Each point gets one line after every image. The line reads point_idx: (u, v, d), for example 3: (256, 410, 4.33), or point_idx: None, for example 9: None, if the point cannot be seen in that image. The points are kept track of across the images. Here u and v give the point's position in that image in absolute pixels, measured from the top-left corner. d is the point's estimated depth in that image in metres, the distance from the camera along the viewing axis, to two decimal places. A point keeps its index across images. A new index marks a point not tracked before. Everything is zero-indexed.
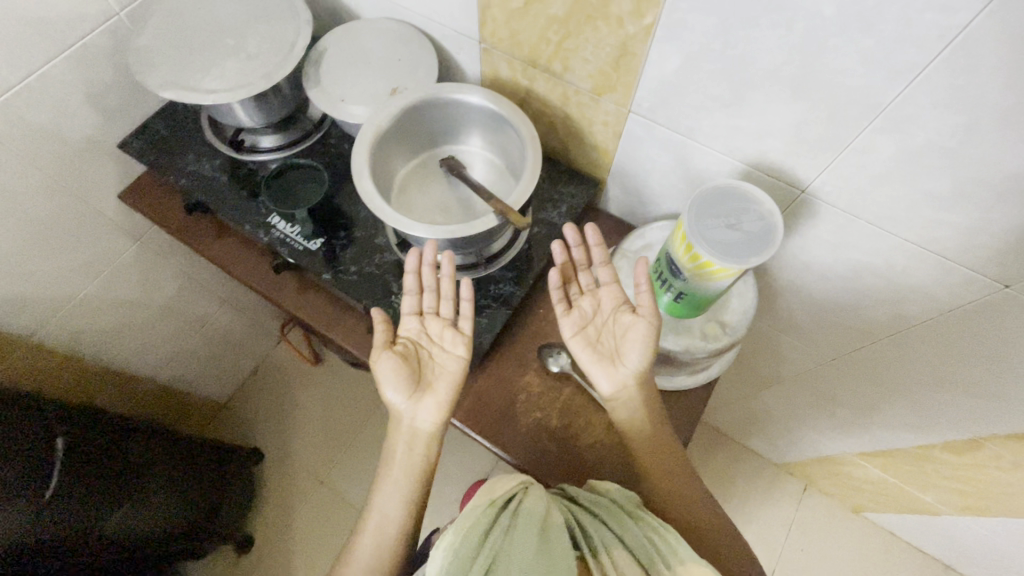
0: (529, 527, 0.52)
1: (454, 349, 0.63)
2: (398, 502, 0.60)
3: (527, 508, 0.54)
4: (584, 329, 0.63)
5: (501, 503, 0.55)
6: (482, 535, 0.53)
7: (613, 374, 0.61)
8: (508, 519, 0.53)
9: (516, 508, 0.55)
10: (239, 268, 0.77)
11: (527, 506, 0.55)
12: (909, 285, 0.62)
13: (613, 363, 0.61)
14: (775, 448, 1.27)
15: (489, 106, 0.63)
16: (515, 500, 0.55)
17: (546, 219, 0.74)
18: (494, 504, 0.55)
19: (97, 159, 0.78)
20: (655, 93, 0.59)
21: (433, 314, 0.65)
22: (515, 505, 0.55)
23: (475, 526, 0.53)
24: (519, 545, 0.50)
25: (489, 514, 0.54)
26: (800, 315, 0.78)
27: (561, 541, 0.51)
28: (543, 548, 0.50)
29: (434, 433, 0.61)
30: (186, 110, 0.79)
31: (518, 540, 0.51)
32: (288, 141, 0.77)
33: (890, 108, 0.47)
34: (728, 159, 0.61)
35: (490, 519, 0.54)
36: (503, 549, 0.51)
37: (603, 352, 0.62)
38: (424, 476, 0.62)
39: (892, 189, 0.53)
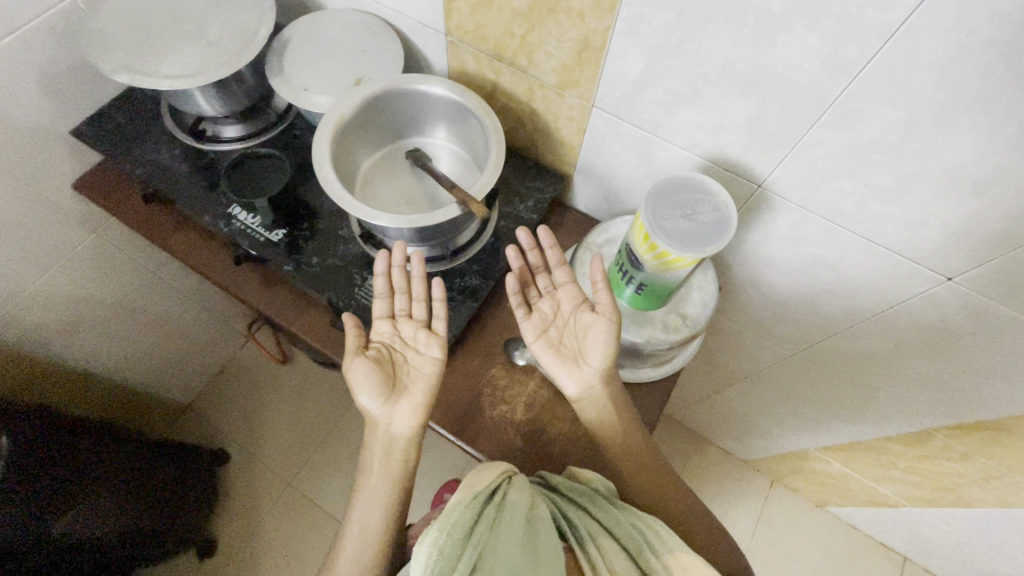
0: (518, 521, 0.51)
1: (428, 351, 0.62)
2: (378, 512, 0.59)
3: (513, 501, 0.52)
4: (545, 332, 0.63)
5: (486, 496, 0.53)
6: (467, 531, 0.50)
7: (578, 374, 0.60)
8: (494, 512, 0.52)
9: (501, 501, 0.53)
10: (199, 260, 0.75)
11: (512, 499, 0.53)
12: (862, 279, 0.64)
13: (578, 363, 0.61)
14: (743, 445, 1.29)
15: (453, 96, 0.63)
16: (499, 493, 0.54)
17: (513, 213, 0.75)
18: (479, 498, 0.52)
19: (49, 147, 0.76)
20: (617, 87, 0.60)
21: (407, 317, 0.64)
22: (500, 498, 0.53)
23: (461, 521, 0.51)
24: (509, 541, 0.49)
25: (474, 507, 0.52)
26: (762, 311, 0.80)
27: (549, 536, 0.51)
28: (532, 543, 0.50)
29: (412, 438, 0.60)
30: (145, 97, 0.77)
31: (507, 536, 0.49)
32: (251, 131, 0.76)
33: (836, 103, 0.49)
34: (688, 154, 0.62)
35: (476, 512, 0.51)
36: (492, 544, 0.49)
37: (567, 353, 0.62)
38: (401, 483, 0.60)
39: (842, 183, 0.55)
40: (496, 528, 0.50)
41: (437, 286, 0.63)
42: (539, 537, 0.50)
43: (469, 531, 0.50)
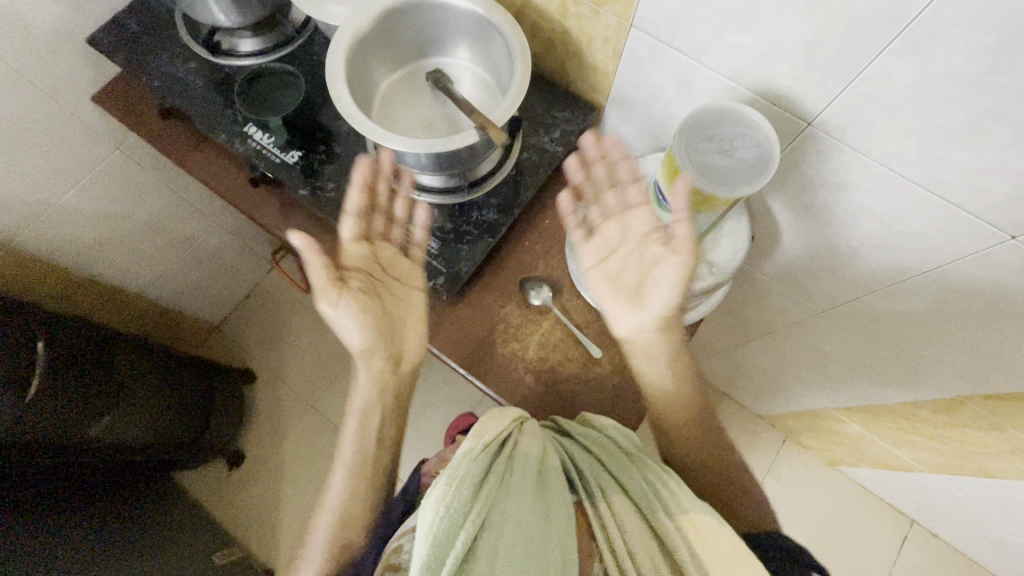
0: (530, 472, 0.51)
1: (412, 281, 0.63)
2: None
3: (524, 451, 0.53)
4: (604, 263, 0.62)
5: (494, 446, 0.53)
6: (478, 483, 0.49)
7: (634, 315, 0.60)
8: (505, 464, 0.52)
9: (512, 451, 0.54)
10: (216, 180, 0.74)
11: (522, 449, 0.54)
12: (910, 233, 0.58)
13: (635, 300, 0.60)
14: (760, 399, 1.27)
15: (477, 9, 0.58)
16: (508, 443, 0.54)
17: (537, 145, 0.70)
18: (488, 447, 0.52)
19: (67, 54, 0.74)
20: (659, 5, 0.54)
21: (389, 246, 0.63)
22: (510, 448, 0.54)
23: (471, 470, 0.50)
24: (522, 491, 0.49)
25: (484, 456, 0.52)
26: (795, 264, 0.75)
27: (558, 488, 0.52)
28: (542, 495, 0.50)
29: (398, 372, 0.62)
30: (159, 5, 0.74)
31: (519, 486, 0.49)
32: (267, 46, 0.72)
33: (912, 25, 0.42)
34: (733, 85, 0.57)
35: (486, 462, 0.51)
36: (502, 496, 0.49)
37: (624, 288, 0.61)
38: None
39: (904, 123, 0.49)
40: (507, 481, 0.50)
41: (422, 214, 0.63)
42: (549, 490, 0.51)
43: (479, 480, 0.49)
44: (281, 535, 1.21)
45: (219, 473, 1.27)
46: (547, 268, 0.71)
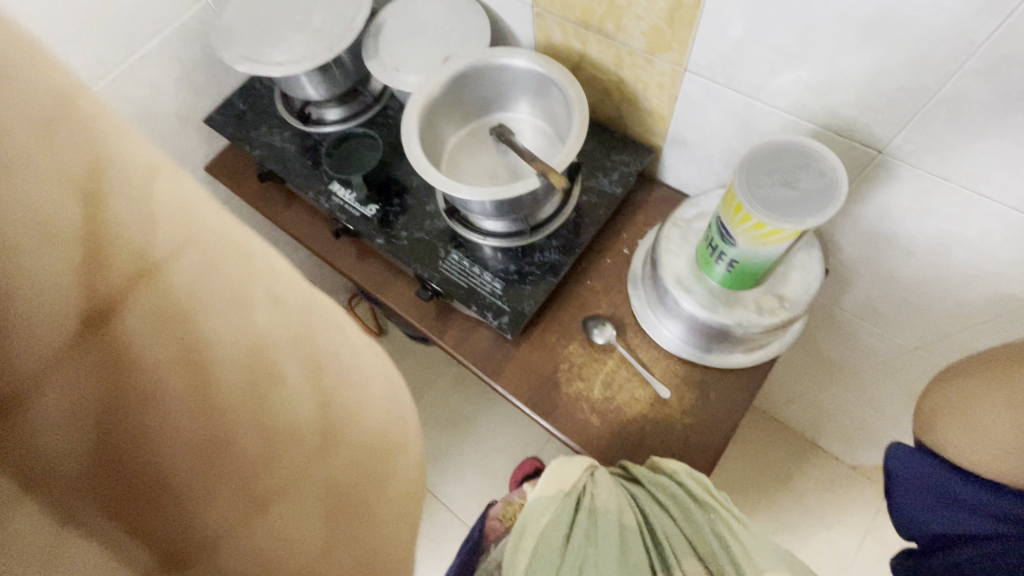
0: (610, 531, 0.52)
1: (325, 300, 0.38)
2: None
3: (602, 513, 0.52)
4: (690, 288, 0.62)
5: (571, 503, 0.54)
6: (562, 541, 0.52)
7: None
8: (586, 520, 0.53)
9: (590, 504, 0.54)
10: (303, 233, 0.82)
11: (598, 507, 0.53)
12: (1011, 260, 0.54)
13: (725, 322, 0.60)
14: (851, 447, 1.17)
15: (536, 68, 0.63)
16: (584, 500, 0.54)
17: (596, 187, 0.73)
18: (566, 506, 0.54)
19: (187, 132, 0.87)
20: (713, 49, 0.56)
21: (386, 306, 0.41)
22: (588, 501, 0.54)
23: (554, 528, 0.53)
24: (603, 556, 0.50)
25: (562, 516, 0.53)
26: (879, 298, 0.71)
27: (636, 552, 0.51)
28: (622, 558, 0.51)
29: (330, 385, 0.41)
30: (261, 86, 0.86)
31: (602, 550, 0.51)
32: (349, 113, 0.81)
33: (984, 47, 0.41)
34: (794, 118, 0.56)
35: (567, 518, 0.53)
36: (586, 557, 0.51)
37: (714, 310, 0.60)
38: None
39: (988, 144, 0.46)
40: (589, 538, 0.52)
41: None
42: (628, 552, 0.51)
43: (564, 539, 0.52)
44: None
45: None
46: (610, 307, 0.71)
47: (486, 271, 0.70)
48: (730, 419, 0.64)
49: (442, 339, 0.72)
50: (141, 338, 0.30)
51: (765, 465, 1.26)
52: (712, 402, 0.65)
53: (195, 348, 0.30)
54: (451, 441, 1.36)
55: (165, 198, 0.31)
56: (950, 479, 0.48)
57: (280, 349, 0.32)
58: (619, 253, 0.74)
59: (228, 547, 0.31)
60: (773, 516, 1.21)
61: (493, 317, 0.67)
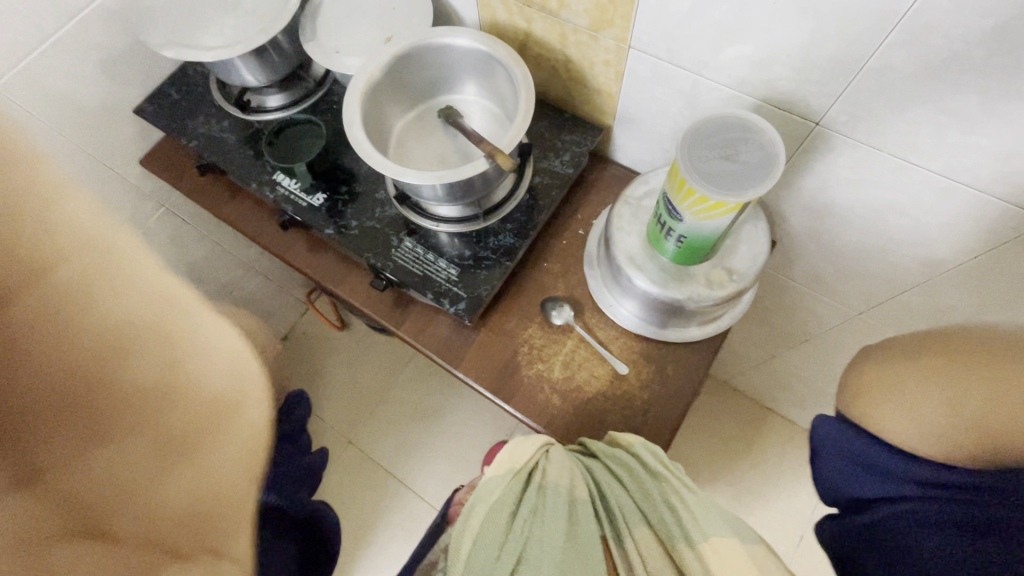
0: (559, 504, 0.52)
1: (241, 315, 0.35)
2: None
3: (552, 484, 0.53)
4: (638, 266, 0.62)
5: (524, 477, 0.55)
6: (510, 518, 0.53)
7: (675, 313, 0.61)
8: (535, 495, 0.53)
9: (541, 480, 0.54)
10: (250, 226, 0.79)
11: (550, 479, 0.53)
12: (939, 225, 0.57)
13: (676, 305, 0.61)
14: (805, 412, 1.22)
15: (480, 47, 0.61)
16: (537, 473, 0.54)
17: (548, 169, 0.72)
18: (518, 479, 0.55)
19: (117, 124, 0.82)
20: (654, 24, 0.56)
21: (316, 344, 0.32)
22: (540, 477, 0.54)
23: (503, 504, 0.53)
24: (551, 524, 0.51)
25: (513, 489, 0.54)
26: (823, 267, 0.74)
27: (586, 520, 0.52)
28: (570, 527, 0.51)
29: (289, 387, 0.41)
30: (195, 73, 0.81)
31: (550, 518, 0.51)
32: (291, 99, 0.78)
33: (907, 17, 0.42)
34: (736, 93, 0.57)
35: (517, 494, 0.54)
36: (535, 528, 0.51)
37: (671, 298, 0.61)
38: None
39: (914, 113, 0.48)
40: (537, 513, 0.52)
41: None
42: (578, 521, 0.52)
43: (511, 516, 0.53)
44: None
45: None
46: (567, 287, 0.71)
47: (441, 257, 0.69)
48: (687, 392, 0.66)
49: (399, 328, 0.71)
50: (50, 312, 0.27)
51: (727, 434, 1.31)
52: (668, 376, 0.66)
53: (72, 302, 0.27)
54: (421, 431, 1.35)
55: (79, 219, 0.27)
56: (874, 447, 0.49)
57: (147, 325, 0.28)
58: (574, 234, 0.74)
59: (82, 477, 0.28)
60: (735, 482, 1.26)
61: (449, 304, 0.66)
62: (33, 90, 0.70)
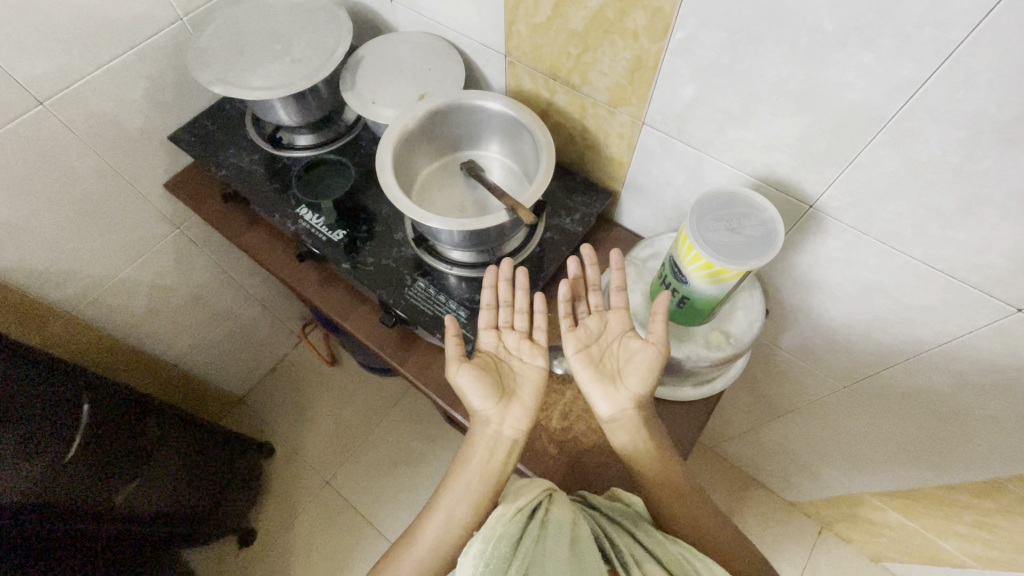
0: (564, 537, 0.51)
1: (532, 359, 0.63)
2: (468, 503, 0.58)
3: (557, 518, 0.53)
4: (586, 348, 0.63)
5: (528, 510, 0.54)
6: (514, 544, 0.50)
7: (613, 397, 0.60)
8: (539, 529, 0.52)
9: (544, 517, 0.54)
10: (265, 255, 0.82)
11: (556, 515, 0.54)
12: (919, 307, 0.61)
13: (614, 384, 0.60)
14: (788, 484, 1.23)
15: (508, 111, 0.67)
16: (541, 509, 0.54)
17: (559, 225, 0.77)
18: (523, 511, 0.53)
19: (149, 149, 0.85)
20: (667, 106, 0.62)
21: (511, 327, 0.65)
22: (543, 513, 0.54)
23: (507, 533, 0.51)
24: (557, 552, 0.50)
25: (519, 518, 0.52)
26: (810, 339, 0.78)
27: (592, 553, 0.51)
28: (576, 558, 0.50)
29: (518, 444, 0.60)
30: (233, 109, 0.86)
31: (556, 548, 0.50)
32: (322, 140, 0.82)
33: (891, 122, 0.48)
34: (737, 173, 0.63)
35: (520, 525, 0.52)
36: (540, 557, 0.50)
37: (605, 372, 0.61)
38: (495, 483, 0.59)
39: (897, 205, 0.53)
40: (542, 544, 0.51)
41: (520, 275, 0.65)
42: (583, 554, 0.51)
43: (514, 543, 0.50)
44: None
45: (229, 552, 1.25)
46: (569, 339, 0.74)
47: (451, 300, 0.71)
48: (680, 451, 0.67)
49: (403, 366, 0.72)
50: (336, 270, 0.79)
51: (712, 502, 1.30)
52: None
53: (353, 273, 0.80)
54: (403, 477, 1.32)
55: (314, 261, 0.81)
56: None
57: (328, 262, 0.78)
58: None
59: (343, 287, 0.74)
60: None
61: None
62: (79, 111, 0.74)
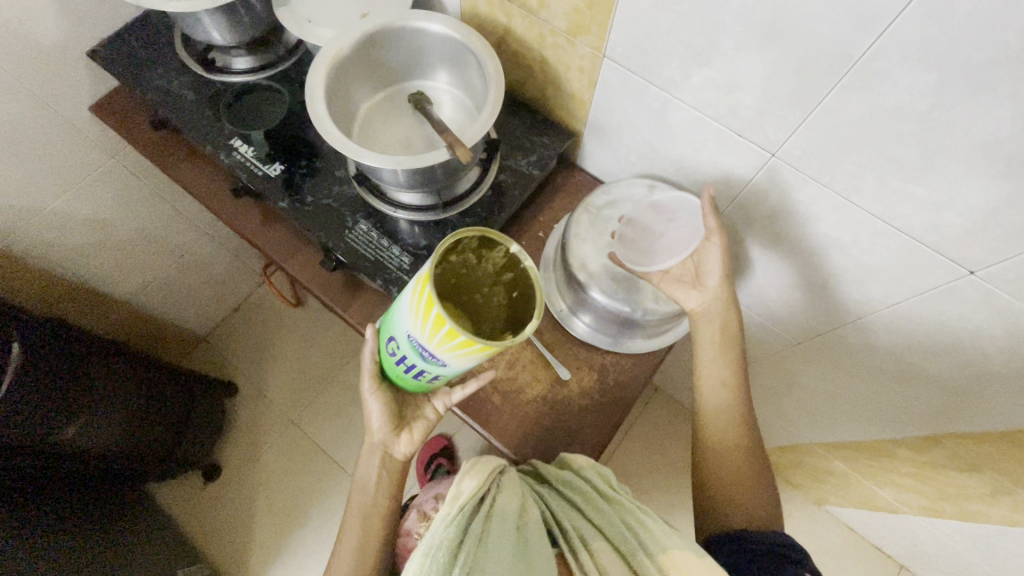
0: (509, 528, 0.53)
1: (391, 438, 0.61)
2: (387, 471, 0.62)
3: (501, 508, 0.55)
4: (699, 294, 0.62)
5: (472, 504, 0.56)
6: (458, 543, 0.52)
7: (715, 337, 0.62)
8: (481, 523, 0.54)
9: (489, 507, 0.56)
10: (202, 192, 0.76)
11: (500, 505, 0.56)
12: (873, 266, 0.59)
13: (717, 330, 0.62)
14: None
15: (455, 35, 0.61)
16: (485, 500, 0.56)
17: (514, 167, 0.72)
18: (467, 507, 0.55)
19: (67, 66, 0.77)
20: (628, 36, 0.56)
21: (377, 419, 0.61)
22: (488, 505, 0.56)
23: (450, 534, 0.53)
24: (502, 543, 0.52)
25: (461, 518, 0.54)
26: (768, 295, 0.76)
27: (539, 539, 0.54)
28: (523, 545, 0.53)
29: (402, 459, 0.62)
30: (158, 23, 0.77)
31: (500, 539, 0.52)
32: (259, 65, 0.75)
33: (860, 61, 0.44)
34: (699, 115, 0.58)
35: (463, 523, 0.54)
36: (484, 549, 0.51)
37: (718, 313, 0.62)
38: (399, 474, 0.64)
39: (858, 156, 0.50)
40: (485, 536, 0.53)
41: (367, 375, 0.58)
42: (529, 539, 0.54)
43: (458, 542, 0.52)
44: (252, 552, 1.22)
45: (195, 486, 1.28)
46: None
47: (394, 244, 0.67)
48: (626, 405, 0.67)
49: (346, 313, 0.70)
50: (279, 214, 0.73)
51: (667, 448, 1.34)
52: (608, 385, 0.67)
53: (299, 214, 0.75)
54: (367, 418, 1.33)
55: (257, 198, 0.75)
56: None
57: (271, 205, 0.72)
58: (534, 235, 0.74)
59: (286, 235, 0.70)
60: (671, 497, 1.29)
61: (397, 291, 0.64)
62: None
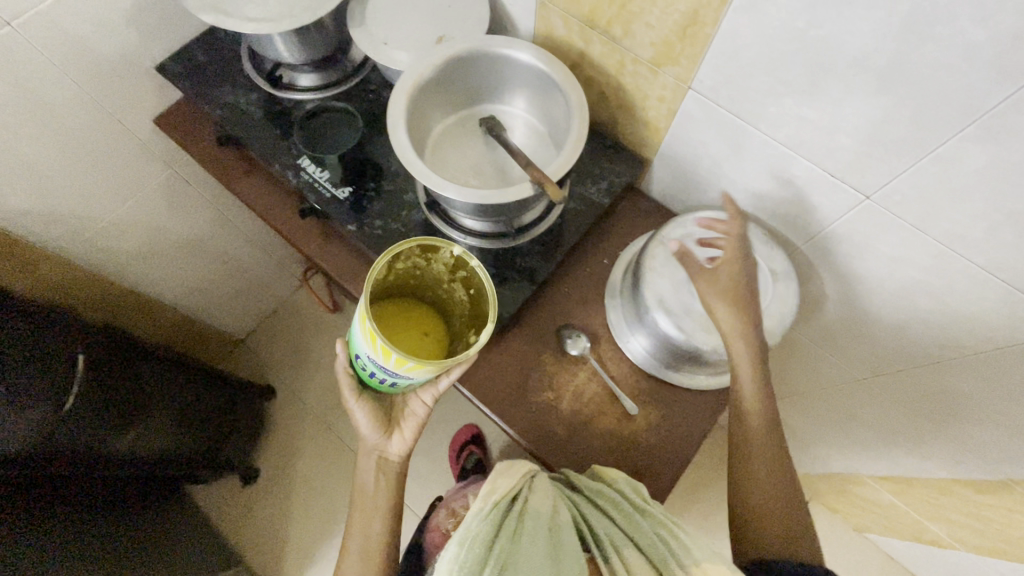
0: (540, 531, 0.52)
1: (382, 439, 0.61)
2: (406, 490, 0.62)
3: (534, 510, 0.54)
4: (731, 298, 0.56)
5: (505, 502, 0.55)
6: (488, 540, 0.51)
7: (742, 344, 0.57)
8: (514, 522, 0.53)
9: (522, 508, 0.55)
10: (264, 209, 0.76)
11: (532, 506, 0.55)
12: (965, 312, 0.57)
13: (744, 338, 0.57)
14: None
15: (539, 64, 0.59)
16: (518, 500, 0.56)
17: (583, 194, 0.71)
18: (499, 506, 0.55)
19: (135, 78, 0.77)
20: (720, 70, 0.54)
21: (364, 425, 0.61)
22: (521, 504, 0.55)
23: (482, 531, 0.52)
24: (534, 548, 0.51)
25: (494, 514, 0.54)
26: (837, 330, 0.74)
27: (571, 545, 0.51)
28: (553, 550, 0.51)
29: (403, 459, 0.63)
30: (226, 37, 0.77)
31: (532, 543, 0.51)
32: (325, 82, 0.74)
33: (988, 113, 0.42)
34: (789, 152, 0.56)
35: (496, 520, 0.53)
36: (515, 551, 0.51)
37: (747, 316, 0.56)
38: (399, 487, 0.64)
39: (967, 205, 0.48)
40: (518, 536, 0.52)
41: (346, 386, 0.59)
42: (559, 544, 0.52)
43: (491, 537, 0.52)
44: (286, 555, 1.24)
45: (232, 487, 1.29)
46: (584, 316, 0.70)
47: None
48: (694, 442, 0.65)
49: None
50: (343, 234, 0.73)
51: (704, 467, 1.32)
52: (676, 422, 0.66)
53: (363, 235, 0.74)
54: None
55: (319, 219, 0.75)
56: None
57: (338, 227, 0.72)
58: (598, 262, 0.73)
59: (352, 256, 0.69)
60: (706, 517, 1.28)
61: None
62: (51, 33, 0.66)
